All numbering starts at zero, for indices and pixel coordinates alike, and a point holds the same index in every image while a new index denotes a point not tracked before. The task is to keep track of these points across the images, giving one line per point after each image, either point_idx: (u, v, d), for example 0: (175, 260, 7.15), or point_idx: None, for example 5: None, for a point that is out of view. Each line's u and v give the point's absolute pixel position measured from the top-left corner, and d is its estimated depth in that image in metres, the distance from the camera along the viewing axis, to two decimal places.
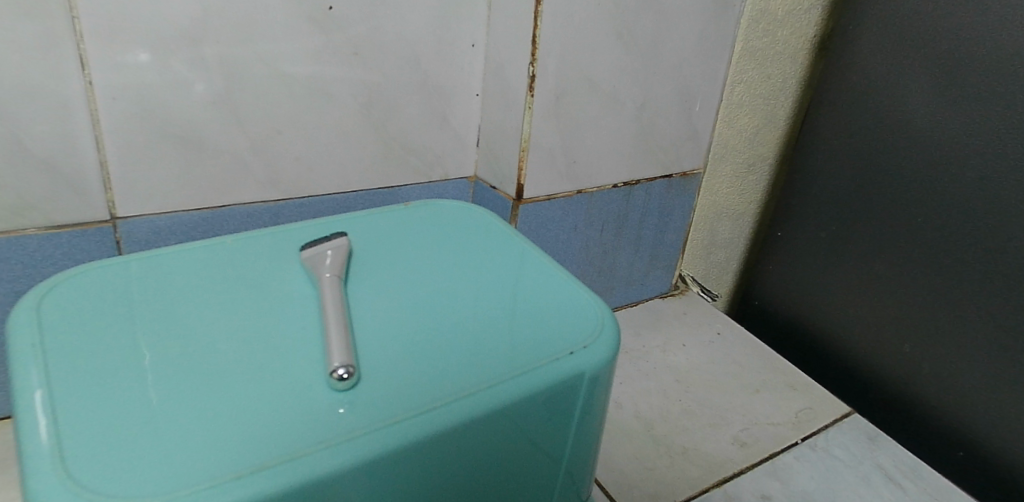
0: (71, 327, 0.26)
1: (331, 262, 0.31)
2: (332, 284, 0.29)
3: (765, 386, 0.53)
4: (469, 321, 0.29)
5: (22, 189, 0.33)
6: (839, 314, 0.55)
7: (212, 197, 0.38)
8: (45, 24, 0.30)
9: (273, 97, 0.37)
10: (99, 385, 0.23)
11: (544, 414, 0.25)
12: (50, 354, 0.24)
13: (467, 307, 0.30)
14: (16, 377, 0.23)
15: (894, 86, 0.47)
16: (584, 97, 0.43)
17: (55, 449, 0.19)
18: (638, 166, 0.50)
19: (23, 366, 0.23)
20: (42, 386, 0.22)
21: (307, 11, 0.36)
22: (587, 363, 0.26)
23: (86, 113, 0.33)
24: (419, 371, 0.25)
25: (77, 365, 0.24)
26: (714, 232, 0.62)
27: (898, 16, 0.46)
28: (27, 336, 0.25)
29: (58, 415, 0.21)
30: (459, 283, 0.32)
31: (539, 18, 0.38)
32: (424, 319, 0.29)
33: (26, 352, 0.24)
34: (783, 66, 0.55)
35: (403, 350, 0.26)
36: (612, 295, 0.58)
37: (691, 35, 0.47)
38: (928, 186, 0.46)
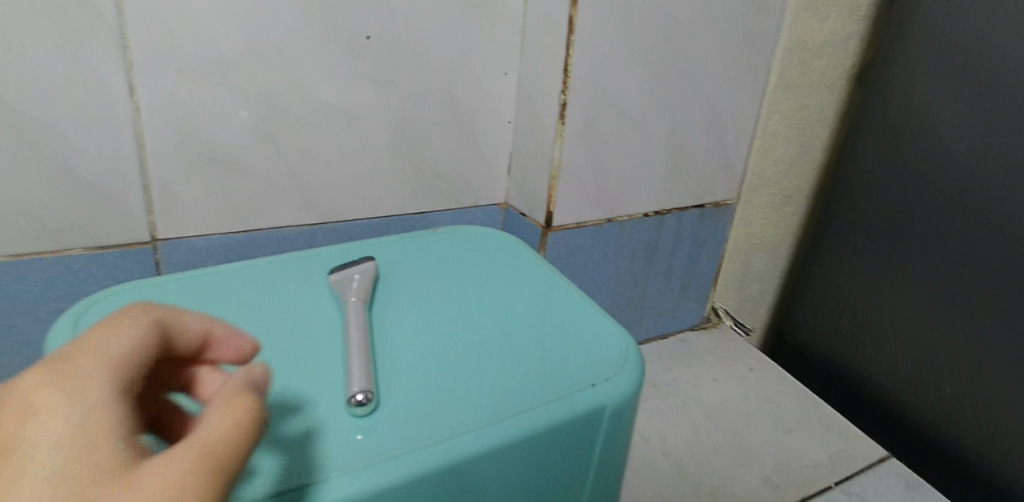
0: None
1: (359, 287, 0.31)
2: (357, 309, 0.30)
3: (799, 426, 0.51)
4: (492, 349, 0.28)
5: (70, 211, 0.34)
6: (878, 352, 0.52)
7: (250, 221, 0.39)
8: (98, 53, 0.31)
9: (310, 122, 0.38)
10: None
11: (563, 447, 0.25)
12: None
13: (491, 336, 0.30)
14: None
15: (937, 115, 0.46)
16: (615, 125, 0.43)
17: None
18: (670, 195, 0.50)
19: None
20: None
21: (345, 41, 0.37)
22: (610, 396, 0.26)
23: (133, 136, 0.34)
24: (439, 398, 0.25)
25: None
26: (748, 264, 0.60)
27: (941, 43, 0.45)
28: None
29: None
30: (484, 311, 0.32)
31: (570, 47, 0.39)
32: (445, 347, 0.28)
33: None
34: (823, 97, 0.53)
35: (423, 377, 0.26)
36: (643, 326, 0.57)
37: (724, 64, 0.47)
38: (974, 219, 0.44)
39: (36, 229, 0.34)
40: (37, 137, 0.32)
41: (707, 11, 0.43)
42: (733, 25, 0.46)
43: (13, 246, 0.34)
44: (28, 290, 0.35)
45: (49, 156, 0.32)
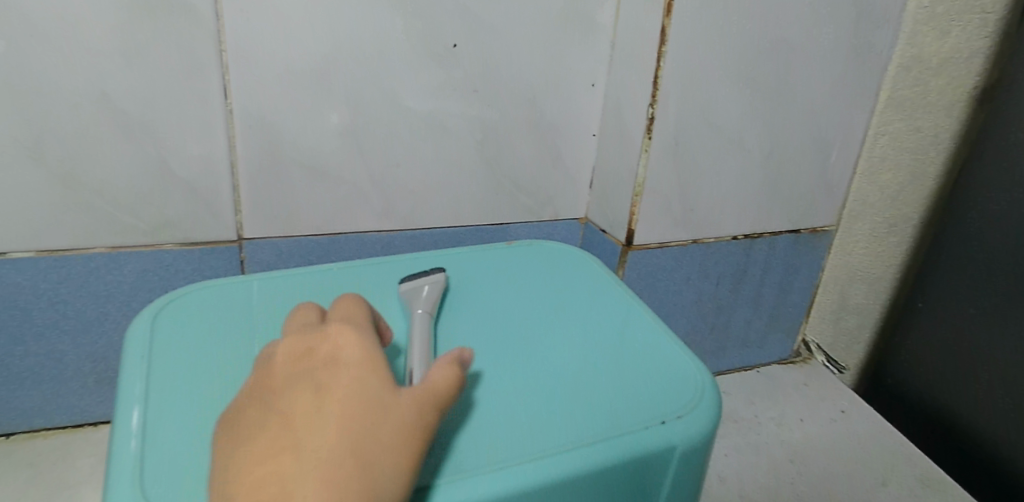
0: (174, 348, 0.29)
1: (427, 299, 0.31)
2: (422, 321, 0.29)
3: (896, 480, 0.45)
4: (560, 374, 0.28)
5: (166, 207, 0.36)
6: (987, 408, 0.46)
7: (332, 224, 0.39)
8: (196, 57, 0.33)
9: (394, 129, 0.38)
10: (185, 406, 0.25)
11: (627, 485, 0.24)
12: (152, 372, 0.27)
13: (559, 362, 0.29)
14: (121, 390, 0.26)
15: None
16: (707, 141, 0.41)
17: (136, 463, 0.21)
18: (762, 217, 0.46)
19: (130, 380, 0.26)
20: (139, 402, 0.25)
21: (431, 49, 0.37)
22: (679, 436, 0.24)
23: (225, 138, 0.35)
24: (501, 422, 0.24)
25: (172, 384, 0.26)
26: (845, 295, 0.55)
27: None
28: (137, 353, 0.28)
29: (146, 429, 0.23)
30: (553, 332, 0.31)
31: (661, 58, 0.37)
32: (512, 367, 0.28)
33: (134, 368, 0.27)
34: (938, 119, 0.47)
35: (487, 398, 0.26)
36: (724, 356, 0.53)
37: (831, 79, 0.43)
38: None
39: (134, 224, 0.36)
40: (139, 135, 0.34)
41: (813, 20, 0.40)
42: (842, 37, 0.42)
43: (114, 239, 0.36)
44: (123, 279, 0.37)
45: (149, 154, 0.34)
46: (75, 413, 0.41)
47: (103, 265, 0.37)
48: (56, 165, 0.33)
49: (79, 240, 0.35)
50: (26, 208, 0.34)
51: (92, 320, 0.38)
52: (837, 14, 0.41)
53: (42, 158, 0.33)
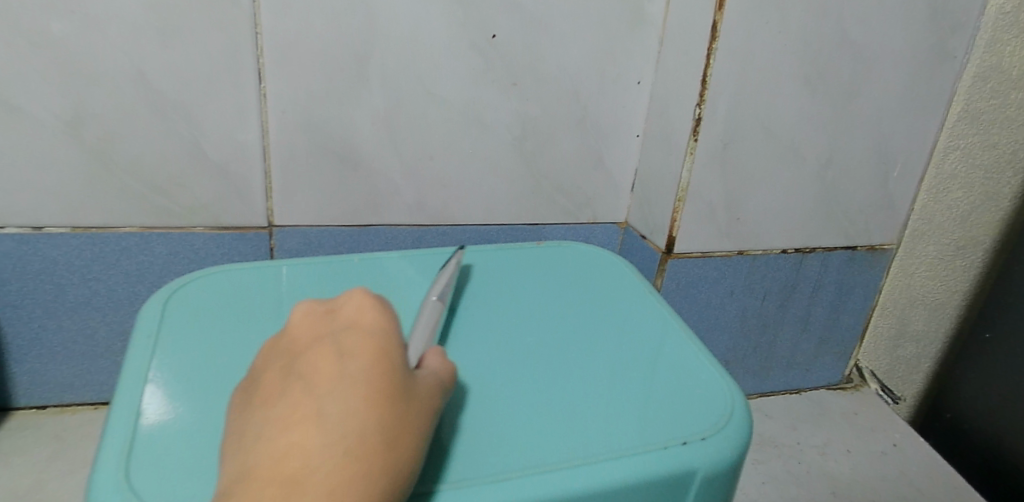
0: (185, 329, 0.28)
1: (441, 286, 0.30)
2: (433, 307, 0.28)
3: None
4: (577, 383, 0.26)
5: (197, 191, 0.36)
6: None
7: (362, 215, 0.39)
8: (232, 39, 0.32)
9: (428, 121, 0.37)
10: (185, 388, 0.24)
11: None
12: (158, 351, 0.26)
13: (582, 370, 0.27)
14: (125, 368, 0.25)
15: None
16: (758, 146, 0.38)
17: (128, 444, 0.21)
18: (816, 231, 0.43)
19: (136, 358, 0.26)
20: (140, 382, 0.24)
21: (470, 38, 0.35)
22: (701, 460, 0.22)
23: (257, 122, 0.34)
24: (506, 430, 0.23)
25: (177, 365, 0.26)
26: (905, 320, 0.52)
27: None
28: (146, 330, 0.28)
29: (144, 409, 0.23)
30: (574, 339, 0.29)
31: (711, 55, 0.34)
32: (527, 373, 0.26)
33: (140, 348, 0.27)
34: (1019, 133, 0.42)
35: (495, 404, 0.24)
36: (767, 377, 0.50)
37: (899, 86, 0.40)
38: None
39: (165, 205, 0.36)
40: (174, 116, 0.33)
41: (881, 21, 0.37)
42: (913, 40, 0.39)
43: (146, 219, 0.36)
44: (153, 260, 0.37)
45: (182, 135, 0.34)
46: (104, 390, 0.42)
47: (135, 245, 0.37)
48: (92, 142, 0.33)
49: (113, 219, 0.36)
50: (62, 185, 0.34)
51: (124, 299, 0.38)
52: (908, 15, 0.38)
53: (79, 135, 0.33)
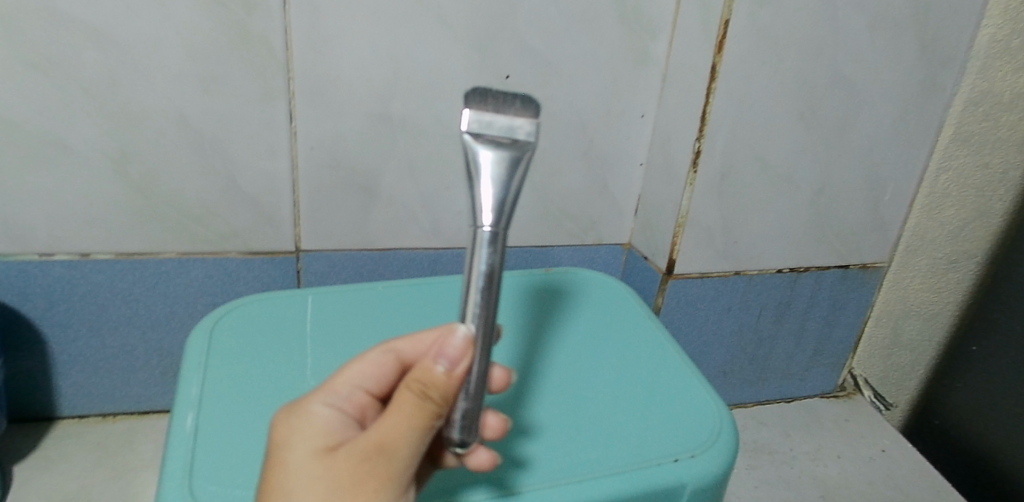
0: (229, 353, 0.33)
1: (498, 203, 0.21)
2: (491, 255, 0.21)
3: None
4: (589, 403, 0.30)
5: (231, 220, 0.38)
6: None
7: (382, 241, 0.41)
8: (267, 86, 0.35)
9: (446, 155, 0.40)
10: (235, 403, 0.29)
11: None
12: (208, 373, 0.31)
13: (596, 392, 0.31)
14: (179, 393, 0.30)
15: None
16: (753, 176, 0.41)
17: (188, 453, 0.26)
18: (809, 252, 0.45)
19: (189, 379, 0.31)
20: (195, 399, 0.29)
21: (486, 79, 0.38)
22: (690, 474, 0.27)
23: (288, 159, 0.37)
24: (531, 445, 0.27)
25: (225, 384, 0.31)
26: (899, 329, 0.54)
27: None
28: (197, 353, 0.33)
29: (199, 423, 0.28)
30: (585, 361, 0.34)
31: (710, 95, 0.37)
32: (546, 394, 0.31)
33: (191, 374, 0.31)
34: (1009, 155, 0.44)
35: (520, 422, 0.29)
36: (762, 387, 0.53)
37: (889, 118, 0.42)
38: None
39: (202, 233, 0.39)
40: (211, 153, 0.36)
41: (871, 60, 0.39)
42: (902, 75, 0.41)
43: (184, 246, 0.39)
44: (189, 283, 0.40)
45: (219, 171, 0.37)
46: (141, 401, 0.45)
47: (172, 269, 0.39)
48: (136, 177, 0.36)
49: (154, 246, 0.38)
50: (108, 216, 0.37)
51: (161, 319, 0.41)
52: (896, 52, 0.40)
53: (124, 171, 0.36)
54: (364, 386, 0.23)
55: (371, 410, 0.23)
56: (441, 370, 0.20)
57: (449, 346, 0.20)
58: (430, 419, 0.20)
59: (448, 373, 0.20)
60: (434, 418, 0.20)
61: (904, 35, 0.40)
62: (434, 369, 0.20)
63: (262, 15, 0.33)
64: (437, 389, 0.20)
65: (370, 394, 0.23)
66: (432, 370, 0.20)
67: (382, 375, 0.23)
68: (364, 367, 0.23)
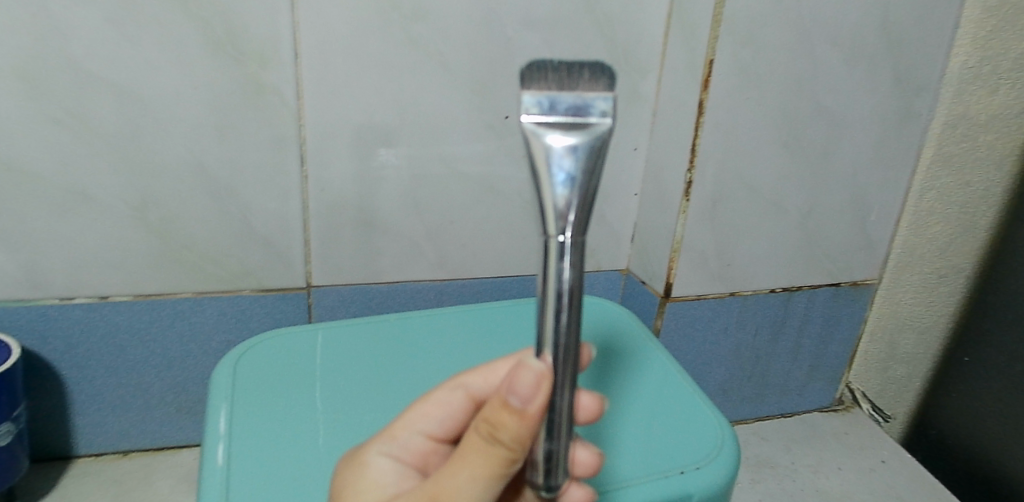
0: (254, 387, 0.34)
1: (566, 208, 0.19)
2: (560, 272, 0.19)
3: None
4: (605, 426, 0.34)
5: (246, 259, 0.40)
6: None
7: (390, 275, 0.43)
8: (280, 133, 0.37)
9: (449, 191, 0.42)
10: (264, 438, 0.31)
11: None
12: (235, 408, 0.33)
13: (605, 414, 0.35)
14: (209, 427, 0.31)
15: None
16: (743, 202, 0.42)
17: (223, 487, 0.27)
18: (800, 272, 0.47)
19: (217, 414, 0.32)
20: (224, 434, 0.31)
21: (486, 120, 0.40)
22: (696, 485, 0.31)
23: (300, 200, 0.39)
24: None
25: (253, 419, 0.32)
26: (894, 343, 0.55)
27: None
28: (224, 388, 0.34)
29: (231, 458, 0.29)
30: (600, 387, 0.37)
31: (699, 128, 0.39)
32: None
33: (218, 409, 0.32)
34: (989, 174, 0.46)
35: None
36: (762, 403, 0.54)
37: (869, 143, 0.44)
38: None
39: (217, 273, 0.40)
40: (226, 197, 0.38)
41: (849, 90, 0.42)
42: (880, 102, 0.43)
43: (199, 285, 0.40)
44: (204, 321, 0.41)
45: (234, 214, 0.39)
46: (156, 438, 0.45)
47: (189, 308, 0.41)
48: (155, 222, 0.38)
49: (171, 286, 0.40)
50: (128, 259, 0.38)
51: (176, 357, 0.42)
52: (873, 82, 0.42)
53: (144, 217, 0.37)
54: (427, 430, 0.25)
55: (435, 453, 0.26)
56: (513, 409, 0.19)
57: (519, 384, 0.19)
58: (498, 465, 0.20)
59: (520, 412, 0.19)
60: (506, 463, 0.20)
61: (880, 65, 0.42)
62: (507, 408, 0.19)
63: (276, 69, 0.36)
64: (506, 430, 0.20)
65: (434, 436, 0.25)
66: (504, 411, 0.19)
67: (448, 416, 0.26)
68: (432, 411, 0.26)
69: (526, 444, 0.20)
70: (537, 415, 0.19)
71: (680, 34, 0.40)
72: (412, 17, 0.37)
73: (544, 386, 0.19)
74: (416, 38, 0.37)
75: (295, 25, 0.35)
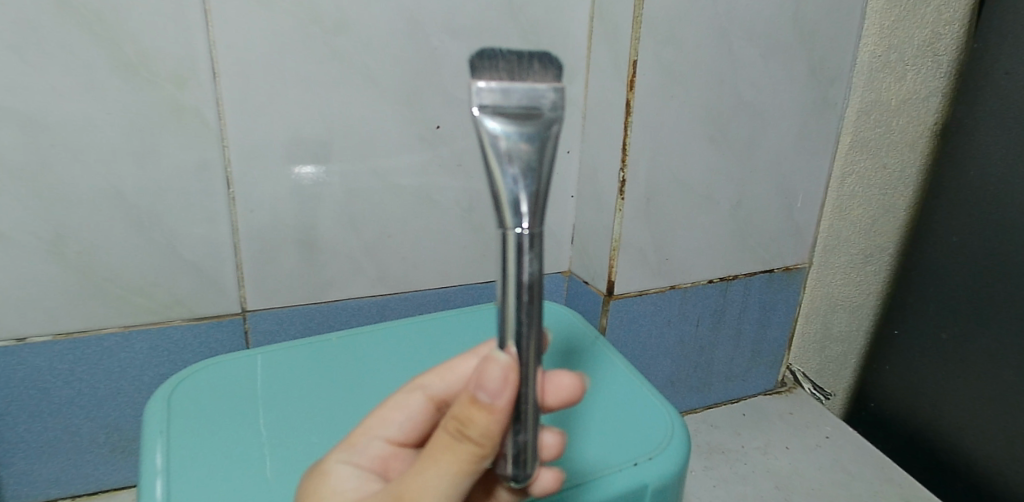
0: (191, 419, 0.33)
1: (521, 200, 0.19)
2: (518, 263, 0.19)
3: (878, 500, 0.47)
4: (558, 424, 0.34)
5: (175, 288, 0.38)
6: (964, 418, 0.47)
7: (330, 293, 0.42)
8: (204, 157, 0.36)
9: (385, 205, 0.41)
10: (205, 470, 0.29)
11: None
12: (172, 441, 0.31)
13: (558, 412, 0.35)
14: (143, 464, 0.29)
15: (1010, 171, 0.42)
16: (675, 197, 0.44)
17: None
18: (734, 261, 0.49)
19: (150, 450, 0.30)
20: (160, 471, 0.29)
21: (418, 131, 0.40)
22: (649, 475, 0.32)
23: (229, 223, 0.38)
24: None
25: (192, 452, 0.30)
26: (828, 323, 0.56)
27: (1006, 103, 0.42)
28: (158, 422, 0.32)
29: (171, 496, 0.28)
30: None
31: (628, 127, 0.40)
32: None
33: (152, 443, 0.31)
34: (902, 156, 0.50)
35: None
36: (710, 391, 0.55)
37: (790, 133, 0.46)
38: None
39: (145, 304, 0.38)
40: (150, 226, 0.36)
41: (767, 84, 0.44)
42: (797, 94, 0.45)
43: (126, 319, 0.38)
44: (134, 356, 0.39)
45: (159, 241, 0.37)
46: (88, 483, 0.42)
47: (117, 344, 0.39)
48: (73, 257, 0.36)
49: (95, 322, 0.38)
50: (46, 297, 0.36)
51: (106, 396, 0.40)
52: (790, 75, 0.44)
53: (60, 252, 0.35)
54: (387, 434, 0.25)
55: (398, 456, 0.26)
56: (483, 405, 0.19)
57: (487, 379, 0.19)
58: (466, 461, 0.20)
59: (490, 408, 0.19)
60: (476, 459, 0.20)
61: (795, 59, 0.44)
62: (476, 403, 0.19)
63: (193, 90, 0.35)
64: (475, 426, 0.20)
65: (396, 440, 0.26)
66: (473, 407, 0.20)
67: (408, 418, 0.26)
68: (392, 415, 0.26)
69: (495, 439, 0.20)
70: (506, 410, 0.20)
71: (603, 38, 0.41)
72: (334, 32, 0.36)
73: (511, 381, 0.19)
74: (340, 52, 0.37)
75: (211, 44, 0.34)
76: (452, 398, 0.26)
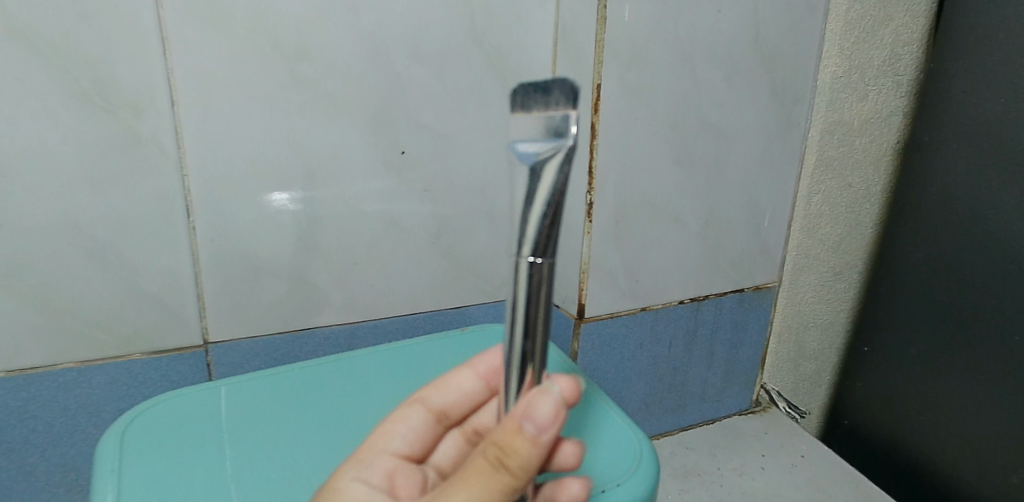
0: (146, 456, 0.32)
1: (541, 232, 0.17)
2: (533, 303, 0.18)
3: None
4: None
5: (135, 320, 0.37)
6: (936, 435, 0.47)
7: (296, 323, 0.41)
8: (163, 186, 0.36)
9: (350, 232, 0.41)
10: None
11: None
12: (124, 478, 0.30)
13: None
14: None
15: (972, 188, 0.44)
16: (643, 220, 0.44)
17: None
18: (704, 281, 0.49)
19: (101, 490, 0.29)
20: None
21: (383, 156, 0.40)
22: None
23: (190, 252, 0.37)
24: None
25: (145, 489, 0.29)
26: (802, 342, 0.56)
27: (964, 122, 0.44)
28: (110, 459, 0.31)
29: None
30: None
31: (594, 150, 0.40)
32: None
33: (104, 480, 0.29)
34: (867, 174, 0.51)
35: None
36: (685, 412, 0.55)
37: (755, 153, 0.47)
38: (1012, 293, 0.41)
39: (101, 337, 0.37)
40: (108, 256, 0.36)
41: (731, 106, 0.44)
42: (761, 115, 0.46)
43: (82, 353, 0.37)
44: (91, 392, 0.38)
45: (118, 270, 0.36)
46: None
47: (71, 379, 0.37)
48: (27, 290, 0.34)
49: (48, 357, 0.36)
50: None
51: (60, 435, 0.38)
52: (752, 98, 0.45)
53: (13, 285, 0.34)
54: (394, 446, 0.26)
55: (403, 471, 0.26)
56: (527, 435, 0.19)
57: (536, 411, 0.19)
58: (500, 493, 0.19)
59: (533, 439, 0.19)
60: (510, 491, 0.19)
61: (757, 80, 0.45)
62: (520, 433, 0.19)
63: (152, 118, 0.34)
64: (516, 456, 0.19)
65: (400, 454, 0.26)
66: (517, 436, 0.19)
67: (412, 430, 0.27)
68: (396, 428, 0.26)
69: (531, 473, 0.19)
70: (548, 442, 0.19)
71: (568, 63, 0.42)
72: (295, 59, 0.36)
73: (561, 417, 0.19)
74: (302, 77, 0.37)
75: (169, 72, 0.34)
76: (450, 411, 0.28)
